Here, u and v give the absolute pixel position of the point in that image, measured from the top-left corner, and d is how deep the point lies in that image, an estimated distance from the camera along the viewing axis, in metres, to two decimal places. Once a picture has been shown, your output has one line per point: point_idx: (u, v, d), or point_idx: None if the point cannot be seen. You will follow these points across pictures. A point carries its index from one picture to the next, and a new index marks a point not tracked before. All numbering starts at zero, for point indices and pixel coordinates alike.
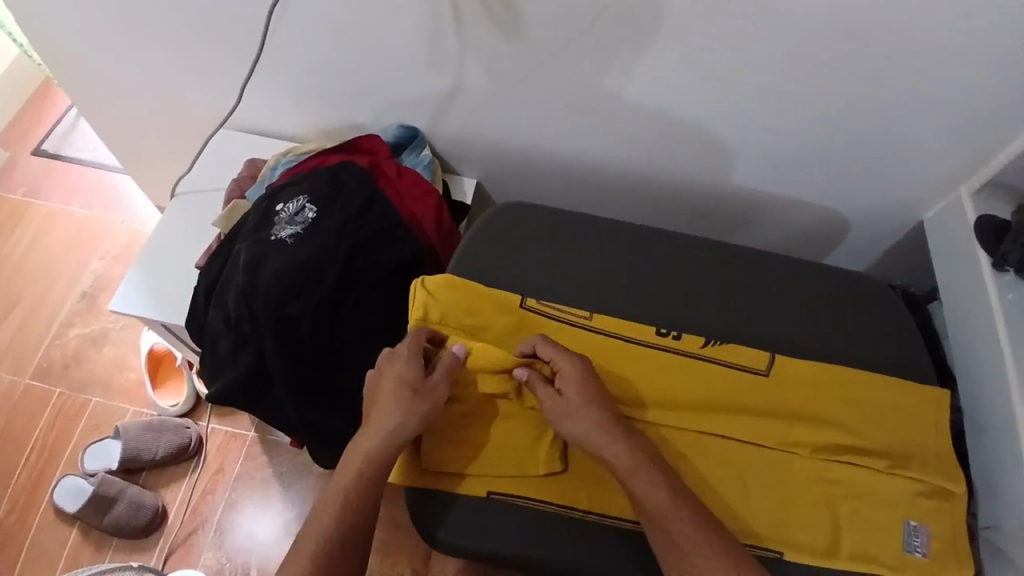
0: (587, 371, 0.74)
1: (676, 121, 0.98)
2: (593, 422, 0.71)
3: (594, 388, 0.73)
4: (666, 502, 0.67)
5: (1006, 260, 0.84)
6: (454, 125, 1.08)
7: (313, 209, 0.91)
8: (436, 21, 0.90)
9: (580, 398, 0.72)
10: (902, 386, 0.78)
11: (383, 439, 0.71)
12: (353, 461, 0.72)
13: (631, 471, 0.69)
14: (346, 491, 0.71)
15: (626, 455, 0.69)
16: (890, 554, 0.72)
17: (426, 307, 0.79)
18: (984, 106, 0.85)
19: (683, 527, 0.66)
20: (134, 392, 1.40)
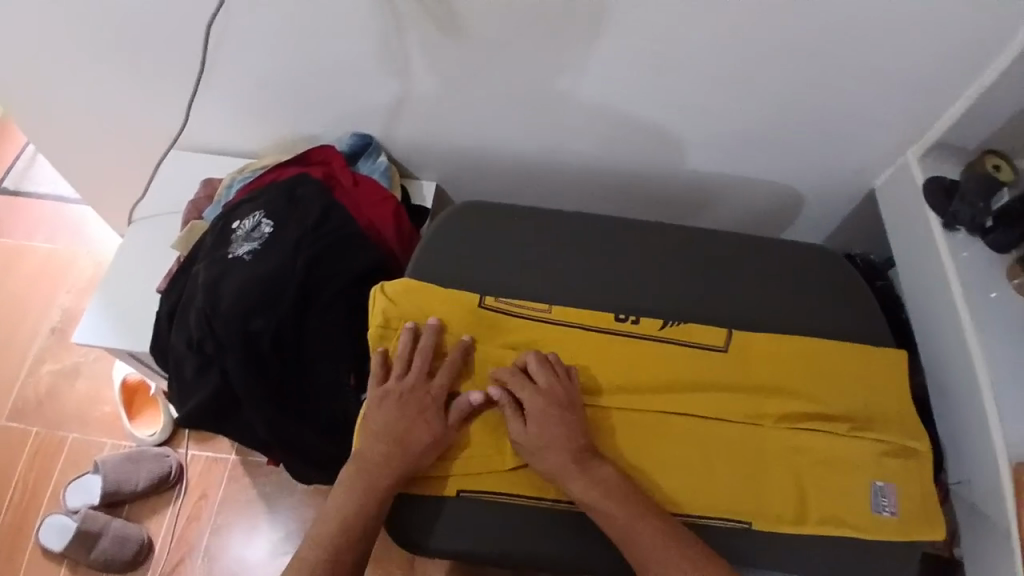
0: (562, 400, 0.74)
1: (629, 110, 0.98)
2: (557, 453, 0.71)
3: (563, 410, 0.73)
4: (633, 524, 0.68)
5: (956, 219, 0.87)
6: (408, 130, 1.07)
7: (269, 224, 0.90)
8: (378, 28, 0.90)
9: (551, 428, 0.72)
10: (869, 351, 0.78)
11: (366, 477, 0.72)
12: (343, 490, 0.73)
13: (598, 502, 0.69)
14: (333, 524, 0.72)
15: (590, 491, 0.69)
16: (860, 518, 0.73)
17: (386, 314, 0.79)
18: (926, 71, 0.86)
19: (652, 551, 0.67)
20: (111, 424, 1.38)
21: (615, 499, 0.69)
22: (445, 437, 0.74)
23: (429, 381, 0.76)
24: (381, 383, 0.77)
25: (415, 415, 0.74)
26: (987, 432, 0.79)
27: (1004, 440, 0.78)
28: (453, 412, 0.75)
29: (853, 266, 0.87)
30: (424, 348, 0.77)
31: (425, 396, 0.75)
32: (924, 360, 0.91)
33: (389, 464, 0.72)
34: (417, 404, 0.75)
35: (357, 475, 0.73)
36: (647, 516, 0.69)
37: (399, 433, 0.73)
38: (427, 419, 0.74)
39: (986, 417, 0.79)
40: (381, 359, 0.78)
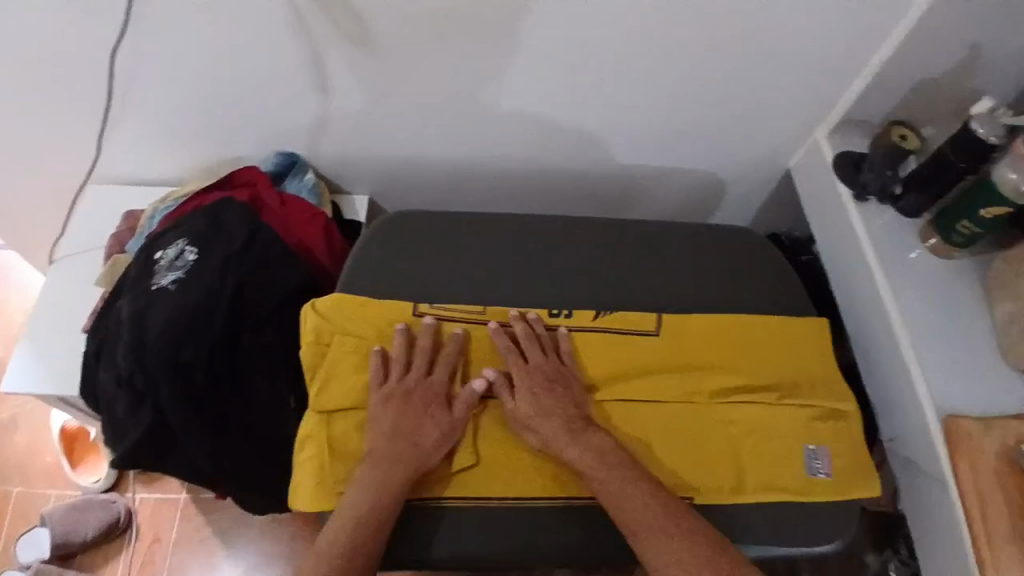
0: (554, 375, 0.77)
1: (551, 111, 0.99)
2: (554, 419, 0.74)
3: (552, 385, 0.77)
4: (624, 486, 0.70)
5: (866, 189, 0.92)
6: (333, 146, 1.06)
7: (192, 251, 0.88)
8: (291, 47, 0.89)
9: (543, 402, 0.75)
10: (791, 322, 0.83)
11: (374, 475, 0.71)
12: (360, 492, 0.70)
13: (592, 466, 0.72)
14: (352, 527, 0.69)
15: (585, 457, 0.72)
16: (798, 483, 0.76)
17: (318, 330, 0.78)
18: (829, 52, 0.90)
19: (653, 520, 0.68)
20: (53, 475, 1.33)
21: (607, 464, 0.72)
22: (451, 436, 0.74)
23: (430, 378, 0.77)
24: (380, 385, 0.76)
25: (421, 412, 0.75)
26: (909, 389, 0.84)
27: (930, 398, 0.82)
28: (458, 403, 0.76)
29: (769, 242, 0.91)
30: (424, 346, 0.78)
31: (428, 392, 0.76)
32: (849, 326, 0.95)
33: (402, 460, 0.72)
34: (421, 400, 0.75)
35: (370, 475, 0.71)
36: (644, 487, 0.70)
37: (408, 429, 0.73)
38: (432, 417, 0.74)
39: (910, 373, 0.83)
40: (379, 361, 0.76)
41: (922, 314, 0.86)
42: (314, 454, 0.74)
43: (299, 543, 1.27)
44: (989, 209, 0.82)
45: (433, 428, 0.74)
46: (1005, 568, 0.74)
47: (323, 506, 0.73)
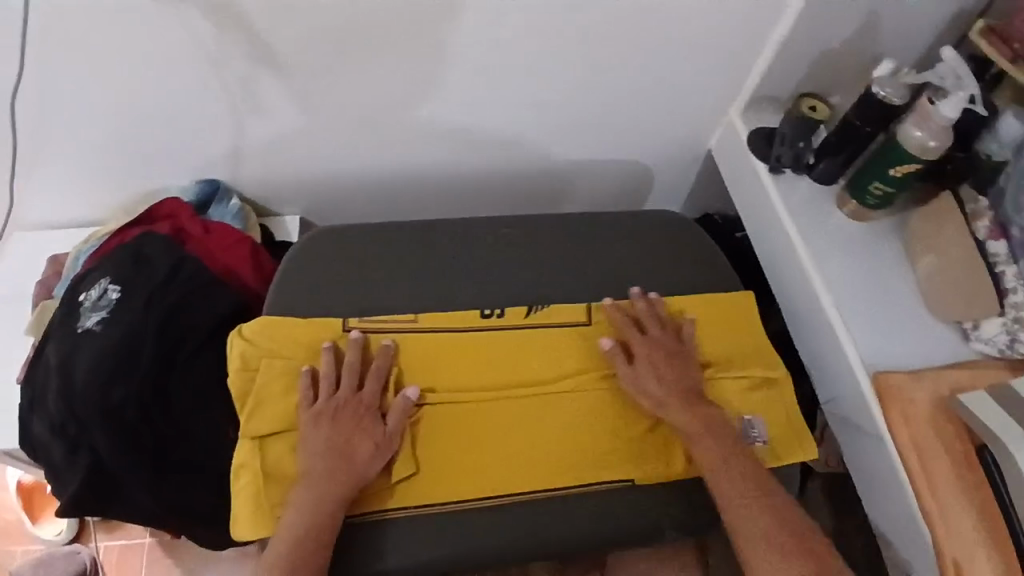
0: (677, 347, 0.83)
1: (466, 112, 1.00)
2: (672, 387, 0.80)
3: (671, 357, 0.82)
4: (724, 454, 0.77)
5: (780, 162, 0.95)
6: (255, 168, 1.04)
7: (115, 289, 0.86)
8: (199, 74, 0.88)
9: (656, 372, 0.80)
10: (709, 299, 0.88)
11: (314, 496, 0.72)
12: (300, 514, 0.71)
13: (697, 430, 0.78)
14: (294, 546, 0.69)
15: (692, 423, 0.78)
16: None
17: (244, 355, 0.78)
18: (733, 28, 0.91)
19: (745, 492, 0.75)
20: (10, 531, 1.29)
21: (713, 433, 0.78)
22: (385, 449, 0.75)
23: (359, 393, 0.78)
24: (310, 405, 0.76)
25: (354, 427, 0.75)
26: (839, 348, 0.88)
27: (859, 358, 0.86)
28: (391, 416, 0.77)
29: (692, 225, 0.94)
30: (352, 362, 0.78)
31: (359, 407, 0.77)
32: (776, 295, 0.99)
33: (336, 477, 0.73)
34: (352, 417, 0.76)
35: (306, 495, 0.72)
36: (740, 460, 0.77)
37: (341, 446, 0.74)
38: (365, 432, 0.75)
39: (835, 332, 0.88)
40: (308, 381, 0.77)
41: (840, 281, 0.91)
42: (250, 481, 0.74)
43: None
44: (900, 168, 0.86)
45: (370, 444, 0.75)
46: (949, 512, 0.79)
47: (265, 532, 0.74)
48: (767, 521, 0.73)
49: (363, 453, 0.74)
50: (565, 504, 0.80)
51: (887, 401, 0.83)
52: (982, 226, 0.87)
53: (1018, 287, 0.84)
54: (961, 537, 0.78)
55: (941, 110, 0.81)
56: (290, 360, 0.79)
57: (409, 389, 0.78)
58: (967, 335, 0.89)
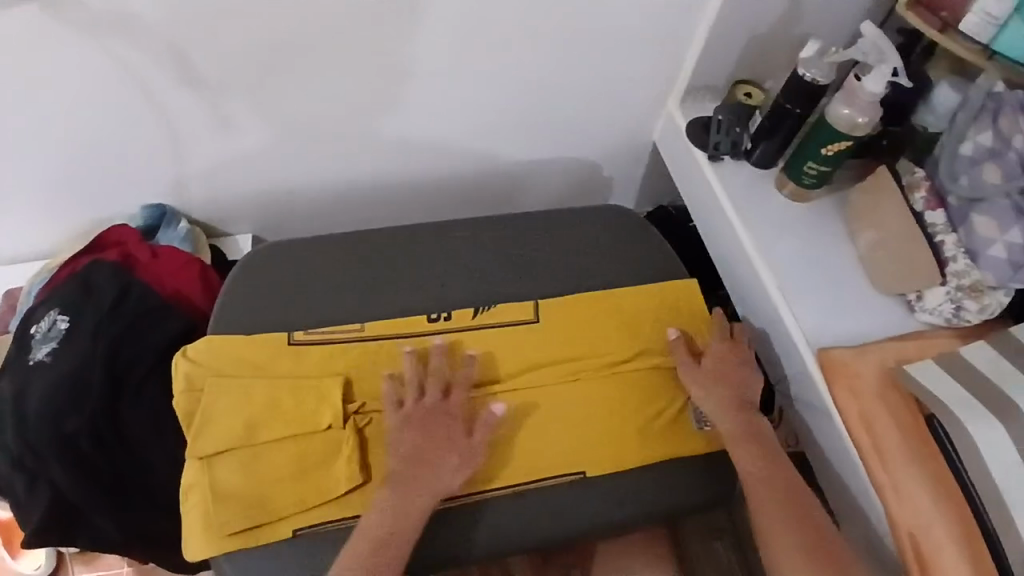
0: (737, 358, 0.87)
1: (403, 121, 1.01)
2: (724, 394, 0.85)
3: (731, 368, 0.87)
4: (761, 464, 0.81)
5: (719, 150, 0.97)
6: (200, 191, 1.04)
7: (65, 320, 0.87)
8: (134, 97, 0.89)
9: (713, 379, 0.85)
10: (655, 287, 0.92)
11: (399, 497, 0.75)
12: (381, 516, 0.74)
13: (736, 436, 0.83)
14: (375, 545, 0.73)
15: (733, 429, 0.83)
16: (688, 440, 0.86)
17: (190, 377, 0.80)
18: (661, 18, 0.92)
19: (775, 502, 0.79)
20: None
21: (750, 442, 0.83)
22: (470, 460, 0.78)
23: (446, 401, 0.81)
24: (397, 408, 0.80)
25: (440, 434, 0.78)
26: (781, 328, 0.90)
27: (804, 337, 0.88)
28: (478, 430, 0.80)
29: (635, 216, 0.98)
30: (435, 370, 0.82)
31: (446, 415, 0.80)
32: (724, 280, 1.01)
33: (420, 481, 0.76)
34: (437, 424, 0.79)
35: (386, 498, 0.75)
36: (776, 471, 0.81)
37: (423, 454, 0.77)
38: (452, 443, 0.78)
39: (779, 312, 0.90)
40: (393, 386, 0.80)
41: (784, 263, 0.92)
42: (199, 502, 0.76)
43: None
44: (830, 147, 0.87)
45: (455, 459, 0.78)
46: (903, 483, 0.79)
47: (220, 549, 0.75)
48: (789, 517, 0.78)
49: (447, 464, 0.77)
50: (519, 501, 0.82)
51: (834, 375, 0.84)
52: (919, 197, 0.89)
53: (956, 255, 0.84)
54: (917, 512, 0.78)
55: (867, 87, 0.82)
56: (347, 379, 0.83)
57: (497, 406, 0.81)
58: (912, 306, 0.90)
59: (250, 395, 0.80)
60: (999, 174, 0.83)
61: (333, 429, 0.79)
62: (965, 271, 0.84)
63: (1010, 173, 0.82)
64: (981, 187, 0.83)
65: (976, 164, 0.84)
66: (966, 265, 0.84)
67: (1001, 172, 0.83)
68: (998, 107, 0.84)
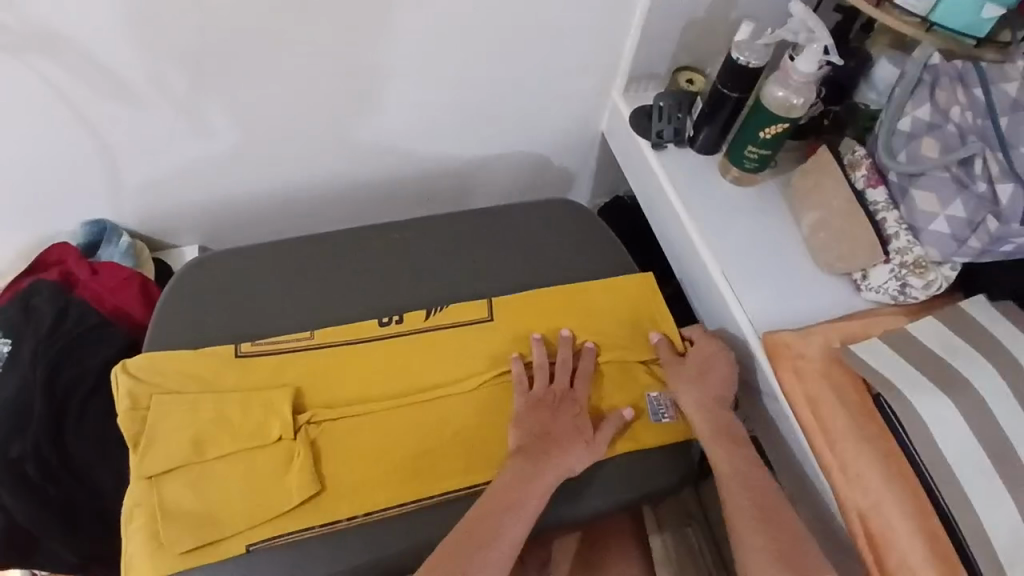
0: (719, 355, 0.86)
1: (343, 123, 0.99)
2: (703, 392, 0.84)
3: (709, 366, 0.86)
4: (734, 462, 0.82)
5: (663, 138, 0.97)
6: (141, 204, 1.02)
7: (7, 343, 0.87)
8: (62, 111, 0.86)
9: (690, 376, 0.85)
10: (613, 281, 0.93)
11: (529, 468, 0.76)
12: (507, 484, 0.75)
13: (711, 434, 0.83)
14: (501, 515, 0.73)
15: (706, 427, 0.83)
16: (649, 429, 0.85)
17: (132, 393, 0.78)
18: (596, 7, 0.92)
19: (748, 496, 0.79)
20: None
21: (725, 438, 0.83)
22: (597, 447, 0.80)
23: (573, 390, 0.84)
24: (526, 391, 0.82)
25: (572, 421, 0.81)
26: (728, 315, 0.90)
27: (751, 324, 0.88)
28: (606, 424, 0.82)
29: (581, 210, 0.99)
30: (563, 360, 0.85)
31: (574, 404, 0.83)
32: (675, 269, 1.01)
33: (551, 455, 0.77)
34: (566, 410, 0.82)
35: (516, 469, 0.76)
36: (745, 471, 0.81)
37: (554, 432, 0.79)
38: (580, 430, 0.81)
39: (727, 299, 0.90)
40: (523, 369, 0.83)
41: (732, 250, 0.92)
42: (144, 521, 0.72)
43: None
44: (767, 130, 0.87)
45: (582, 445, 0.79)
46: (851, 463, 0.79)
47: (168, 569, 0.71)
48: (755, 513, 0.77)
49: (575, 449, 0.79)
50: None
51: (777, 358, 0.84)
52: (860, 175, 0.89)
53: (898, 232, 0.84)
54: (870, 492, 0.78)
55: (799, 67, 0.82)
56: (451, 377, 0.84)
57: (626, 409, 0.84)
58: (858, 285, 0.90)
59: (200, 408, 0.78)
60: (937, 147, 0.84)
61: (284, 440, 0.76)
62: (907, 248, 0.84)
63: (947, 146, 0.83)
64: (920, 161, 0.84)
65: (914, 139, 0.85)
66: (908, 241, 0.84)
67: (938, 146, 0.84)
68: (935, 80, 0.86)
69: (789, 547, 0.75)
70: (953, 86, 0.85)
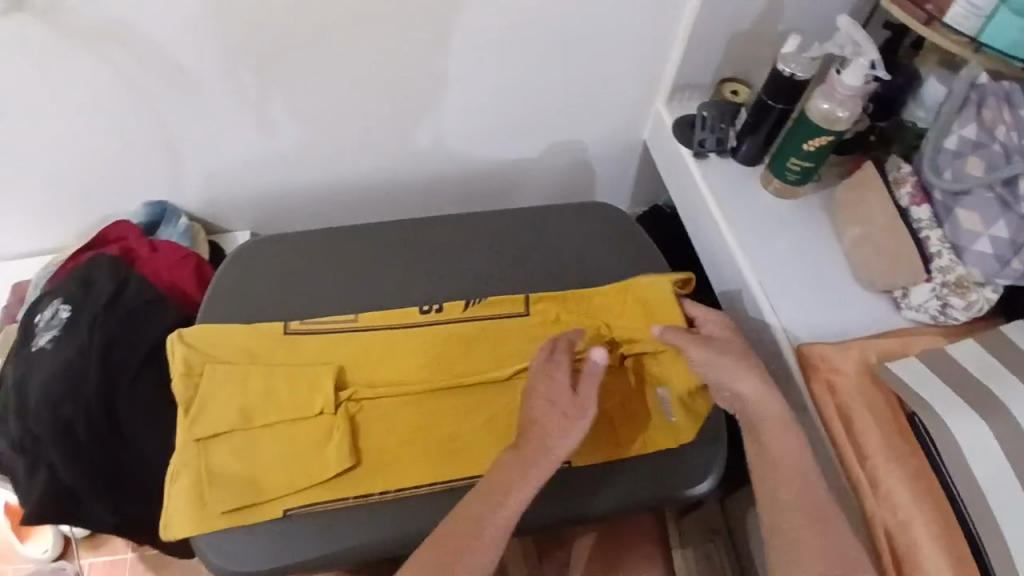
0: (736, 348, 0.84)
1: (394, 122, 1.03)
2: (747, 374, 0.81)
3: (744, 357, 0.83)
4: (792, 452, 0.77)
5: (705, 146, 0.99)
6: (200, 188, 1.07)
7: (66, 309, 0.90)
8: (135, 96, 0.91)
9: (731, 359, 0.83)
10: (634, 282, 0.92)
11: (533, 455, 0.74)
12: (512, 472, 0.73)
13: (768, 418, 0.80)
14: (499, 505, 0.71)
15: (770, 409, 0.80)
16: (660, 432, 0.86)
17: (187, 360, 0.81)
18: (645, 14, 0.94)
19: (793, 495, 0.75)
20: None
21: (787, 425, 0.79)
22: (574, 426, 0.76)
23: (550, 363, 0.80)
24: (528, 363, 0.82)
25: (551, 396, 0.77)
26: (762, 325, 0.91)
27: (786, 335, 0.88)
28: (585, 388, 0.78)
29: (623, 215, 1.01)
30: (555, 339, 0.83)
31: (545, 372, 0.79)
32: (711, 277, 1.01)
33: (544, 445, 0.74)
34: (544, 385, 0.78)
35: (512, 457, 0.74)
36: (799, 464, 0.77)
37: (540, 415, 0.76)
38: (551, 401, 0.77)
39: (762, 308, 0.90)
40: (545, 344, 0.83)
41: (770, 260, 0.93)
42: (189, 482, 0.76)
43: None
44: (812, 141, 0.88)
45: (557, 423, 0.75)
46: (881, 480, 0.78)
47: (208, 528, 0.74)
48: (806, 520, 0.73)
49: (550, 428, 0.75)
50: None
51: (812, 372, 0.84)
52: (905, 192, 0.88)
53: (941, 251, 0.84)
54: (898, 511, 0.77)
55: (845, 81, 0.83)
56: (485, 365, 0.86)
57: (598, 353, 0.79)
58: (899, 304, 0.90)
59: (249, 377, 0.81)
60: (981, 166, 0.83)
61: (326, 414, 0.79)
62: (950, 267, 0.84)
63: (992, 165, 0.82)
64: (964, 179, 0.84)
65: (959, 157, 0.85)
66: (950, 260, 0.84)
67: (983, 165, 0.83)
68: (982, 99, 0.84)
69: (846, 560, 0.71)
70: (999, 105, 0.83)
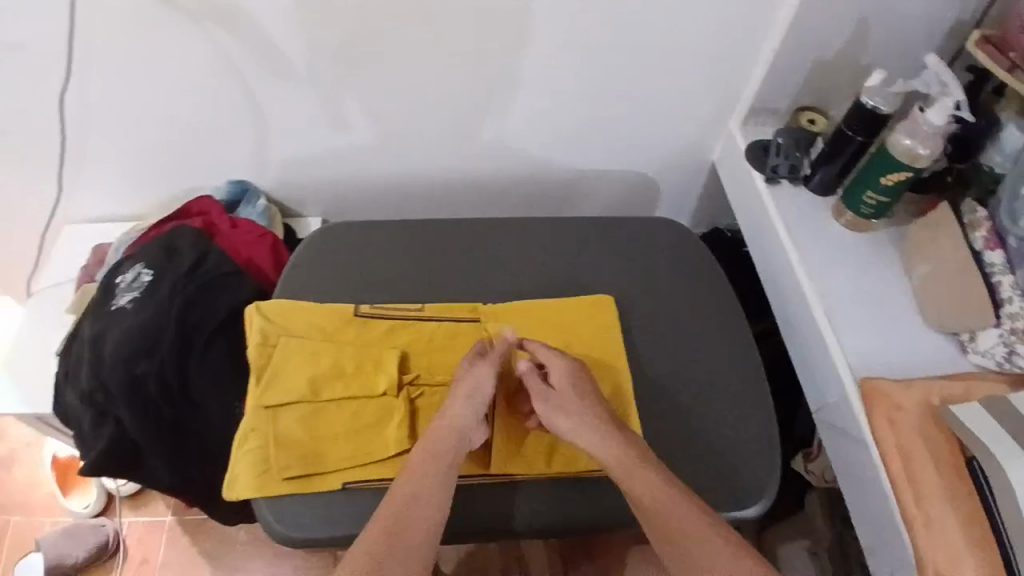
0: (575, 380, 0.81)
1: (474, 123, 1.06)
2: (582, 414, 0.78)
3: (581, 396, 0.80)
4: (661, 492, 0.72)
5: (777, 172, 1.00)
6: (281, 170, 1.10)
7: (149, 273, 0.94)
8: (233, 75, 0.95)
9: (566, 396, 0.80)
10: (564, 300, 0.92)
11: (418, 485, 0.73)
12: (395, 502, 0.72)
13: (619, 464, 0.75)
14: (399, 525, 0.70)
15: (611, 452, 0.75)
16: None
17: (262, 331, 0.84)
18: (730, 35, 0.96)
19: (682, 540, 0.70)
20: (27, 502, 1.27)
21: (637, 466, 0.74)
22: (468, 439, 0.77)
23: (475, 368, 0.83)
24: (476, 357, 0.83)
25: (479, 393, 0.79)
26: (823, 352, 0.91)
27: (847, 365, 0.88)
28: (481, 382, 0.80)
29: (692, 233, 1.02)
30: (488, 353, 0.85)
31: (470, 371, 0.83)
32: (773, 303, 1.02)
33: (427, 455, 0.75)
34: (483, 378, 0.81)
35: (412, 482, 0.73)
36: (681, 506, 0.71)
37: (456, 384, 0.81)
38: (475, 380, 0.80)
39: (825, 337, 0.90)
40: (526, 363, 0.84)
41: (835, 290, 0.93)
42: (258, 445, 0.79)
43: (277, 563, 1.23)
44: (889, 176, 0.88)
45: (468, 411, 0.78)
46: (933, 516, 0.77)
47: (270, 493, 0.77)
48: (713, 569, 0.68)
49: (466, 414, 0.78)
50: (558, 487, 0.83)
51: (874, 404, 0.84)
52: (980, 235, 0.88)
53: (1012, 297, 0.83)
54: (948, 550, 0.76)
55: (928, 118, 0.83)
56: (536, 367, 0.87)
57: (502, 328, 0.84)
58: (965, 348, 0.89)
59: (317, 351, 0.84)
60: None
61: (388, 396, 0.81)
62: (1019, 313, 0.82)
63: None
64: None
65: None
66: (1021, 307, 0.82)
67: None
68: None
69: None
70: None
